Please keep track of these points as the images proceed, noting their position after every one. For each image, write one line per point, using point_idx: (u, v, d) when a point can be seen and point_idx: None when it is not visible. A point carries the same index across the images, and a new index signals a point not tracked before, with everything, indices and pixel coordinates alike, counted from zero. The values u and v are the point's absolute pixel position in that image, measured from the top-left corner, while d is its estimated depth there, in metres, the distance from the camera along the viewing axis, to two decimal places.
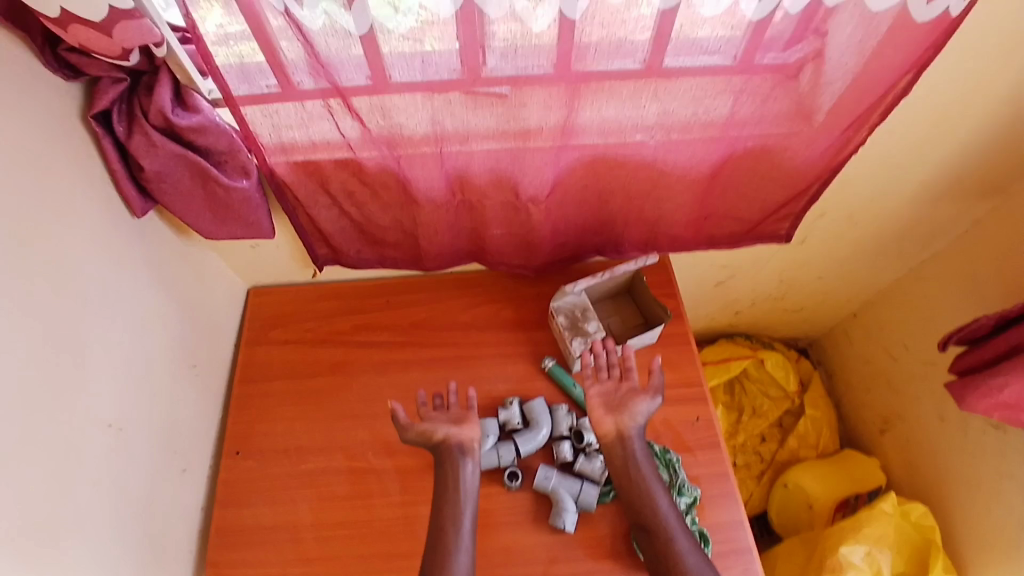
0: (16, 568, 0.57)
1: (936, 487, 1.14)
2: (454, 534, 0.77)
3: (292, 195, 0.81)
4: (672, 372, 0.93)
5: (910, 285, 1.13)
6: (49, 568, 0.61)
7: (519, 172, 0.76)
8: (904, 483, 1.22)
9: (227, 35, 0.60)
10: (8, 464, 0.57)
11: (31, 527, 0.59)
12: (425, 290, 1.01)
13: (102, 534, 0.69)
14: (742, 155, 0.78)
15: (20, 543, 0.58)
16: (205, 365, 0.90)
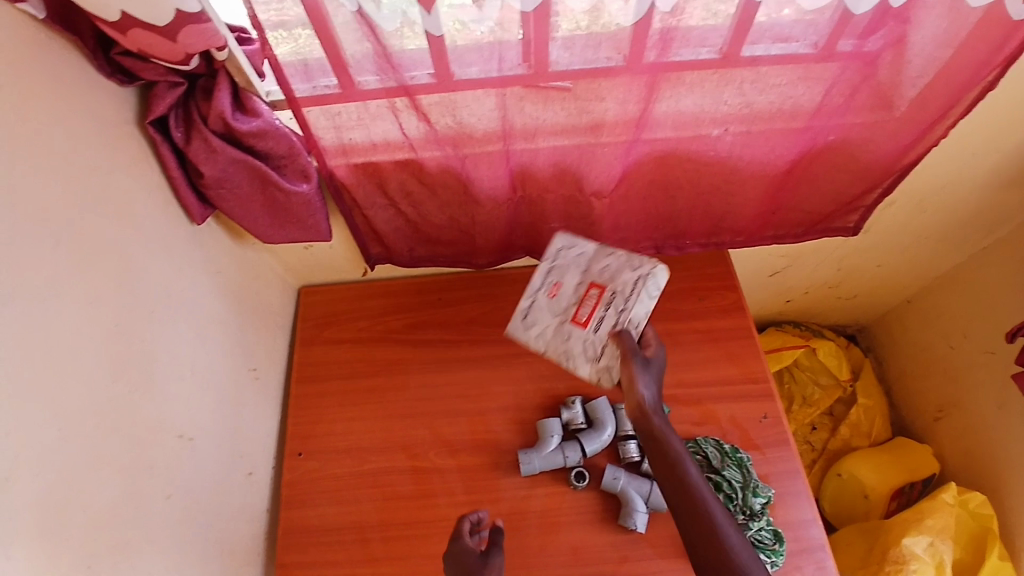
0: None
1: (992, 476, 1.10)
2: None
3: (349, 196, 0.79)
4: (736, 367, 0.91)
5: (973, 271, 1.09)
6: None
7: (586, 168, 0.73)
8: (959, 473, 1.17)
9: (283, 20, 0.56)
10: (82, 482, 0.57)
11: (105, 546, 0.59)
12: (477, 286, 1.00)
13: (172, 546, 0.68)
14: (820, 147, 0.74)
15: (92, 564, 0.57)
16: (264, 368, 0.90)
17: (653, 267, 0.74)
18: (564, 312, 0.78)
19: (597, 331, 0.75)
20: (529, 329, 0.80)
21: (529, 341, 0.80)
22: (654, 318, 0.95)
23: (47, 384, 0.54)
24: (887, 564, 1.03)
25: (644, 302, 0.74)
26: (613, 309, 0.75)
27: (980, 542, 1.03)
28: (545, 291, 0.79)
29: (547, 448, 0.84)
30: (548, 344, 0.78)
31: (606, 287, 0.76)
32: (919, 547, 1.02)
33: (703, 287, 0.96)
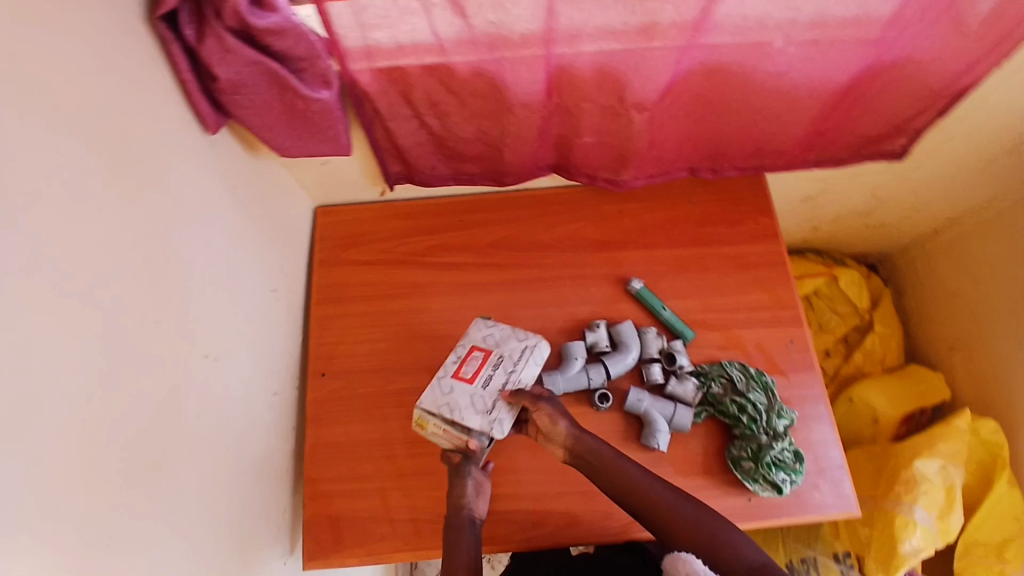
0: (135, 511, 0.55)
1: (1007, 412, 1.10)
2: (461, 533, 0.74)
3: (371, 107, 0.74)
4: (764, 293, 0.89)
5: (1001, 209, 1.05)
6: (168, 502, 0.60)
7: (633, 75, 0.67)
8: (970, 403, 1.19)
9: None
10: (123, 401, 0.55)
11: (150, 465, 0.58)
12: (501, 209, 0.96)
13: (209, 464, 0.67)
14: (887, 64, 0.69)
15: (138, 485, 0.56)
16: (283, 288, 0.88)
17: (536, 341, 0.80)
18: (456, 372, 0.79)
19: (484, 386, 0.77)
20: (432, 390, 0.78)
21: (426, 405, 0.77)
22: (684, 245, 0.92)
23: (79, 297, 0.50)
24: (897, 485, 1.06)
25: (529, 367, 0.78)
26: (501, 364, 0.78)
27: (988, 472, 1.08)
28: (452, 368, 0.79)
29: (572, 369, 0.83)
30: (434, 406, 0.76)
31: (491, 351, 0.80)
32: (931, 470, 1.04)
33: (736, 212, 0.93)
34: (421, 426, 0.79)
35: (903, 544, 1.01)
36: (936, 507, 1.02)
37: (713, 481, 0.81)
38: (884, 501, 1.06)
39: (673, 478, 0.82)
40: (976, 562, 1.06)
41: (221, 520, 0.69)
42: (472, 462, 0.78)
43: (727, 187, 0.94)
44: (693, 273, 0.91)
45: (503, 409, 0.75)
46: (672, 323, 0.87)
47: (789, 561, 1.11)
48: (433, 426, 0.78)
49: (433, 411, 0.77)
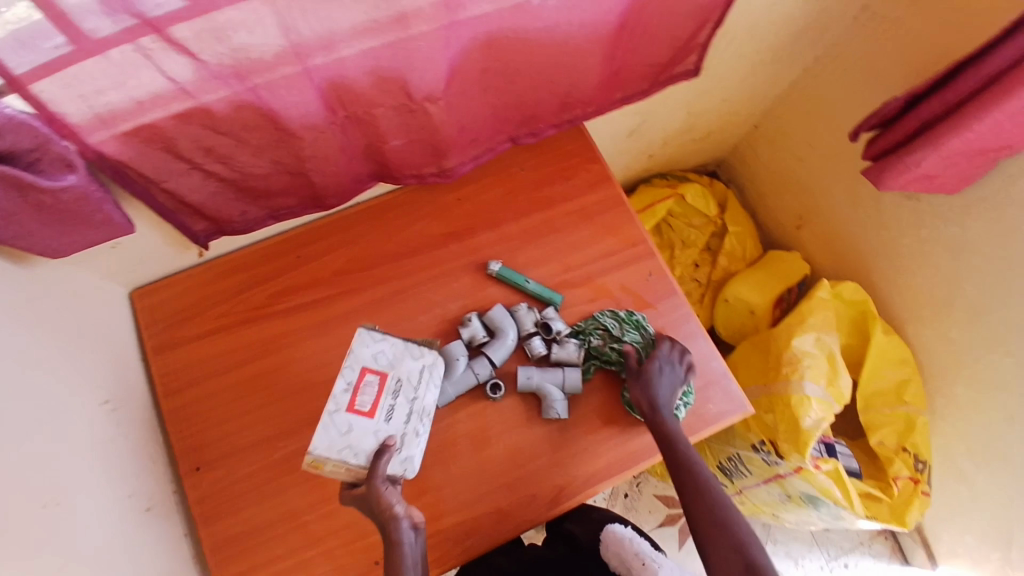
0: None
1: (859, 265, 1.23)
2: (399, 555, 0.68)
3: (136, 173, 0.65)
4: (614, 237, 0.91)
5: (808, 83, 1.14)
6: None
7: (409, 70, 0.64)
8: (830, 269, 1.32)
9: None
10: None
11: None
12: (337, 232, 0.90)
13: None
14: None
15: None
16: (120, 396, 0.77)
17: (428, 353, 0.76)
18: (352, 404, 0.71)
19: (386, 416, 0.71)
20: (330, 433, 0.69)
21: (325, 451, 0.69)
22: (529, 214, 0.92)
23: None
24: (784, 367, 1.15)
25: (428, 390, 0.75)
26: (402, 389, 0.73)
27: (862, 326, 1.19)
28: (342, 401, 0.71)
29: (456, 371, 0.82)
30: (337, 453, 0.69)
31: (388, 375, 0.73)
32: (809, 345, 1.15)
33: (567, 166, 0.94)
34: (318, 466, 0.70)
35: (805, 419, 1.09)
36: (822, 376, 1.12)
37: (620, 427, 0.84)
38: (776, 385, 1.15)
39: (584, 439, 0.83)
40: (880, 412, 1.16)
41: None
42: (382, 477, 0.69)
43: (553, 145, 0.94)
44: (545, 238, 0.91)
45: (411, 442, 0.73)
46: (540, 292, 0.87)
47: (722, 463, 1.24)
48: (332, 466, 0.70)
49: (336, 457, 0.69)
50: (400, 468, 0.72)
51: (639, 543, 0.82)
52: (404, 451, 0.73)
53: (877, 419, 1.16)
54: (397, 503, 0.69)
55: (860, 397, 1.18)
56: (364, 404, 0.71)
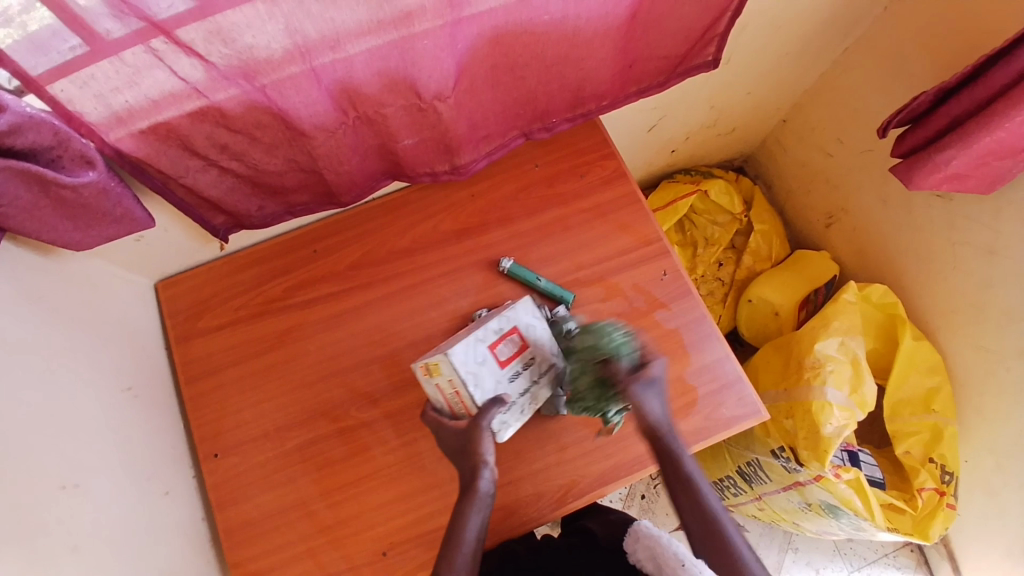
0: None
1: (891, 266, 1.18)
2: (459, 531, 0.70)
3: (154, 169, 0.67)
4: (627, 235, 0.89)
5: (836, 78, 1.10)
6: None
7: (416, 69, 0.64)
8: (857, 269, 1.28)
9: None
10: None
11: None
12: (353, 227, 0.92)
13: None
14: None
15: None
16: (142, 383, 0.80)
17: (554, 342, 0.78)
18: (494, 346, 0.73)
19: (509, 378, 0.74)
20: (469, 350, 0.72)
21: (454, 362, 0.71)
22: (539, 210, 0.90)
23: None
24: (806, 372, 1.11)
25: (546, 383, 0.78)
26: (537, 364, 0.76)
27: (890, 330, 1.15)
28: (491, 337, 0.74)
29: None
30: (461, 371, 0.71)
31: (527, 347, 0.75)
32: (832, 349, 1.11)
33: (582, 163, 0.92)
34: (433, 371, 0.74)
35: (826, 426, 1.05)
36: (844, 382, 1.08)
37: (628, 428, 0.83)
38: (797, 391, 1.11)
39: (591, 439, 0.83)
40: (907, 420, 1.10)
41: None
42: (490, 432, 0.73)
43: (568, 140, 0.93)
44: (558, 234, 0.89)
45: (515, 411, 0.77)
46: (550, 290, 0.86)
47: (740, 467, 1.22)
48: (443, 378, 0.74)
49: (458, 375, 0.71)
50: (495, 425, 0.76)
51: (678, 546, 0.70)
52: (507, 416, 0.76)
53: (902, 427, 1.10)
54: (490, 453, 0.72)
55: (886, 405, 1.12)
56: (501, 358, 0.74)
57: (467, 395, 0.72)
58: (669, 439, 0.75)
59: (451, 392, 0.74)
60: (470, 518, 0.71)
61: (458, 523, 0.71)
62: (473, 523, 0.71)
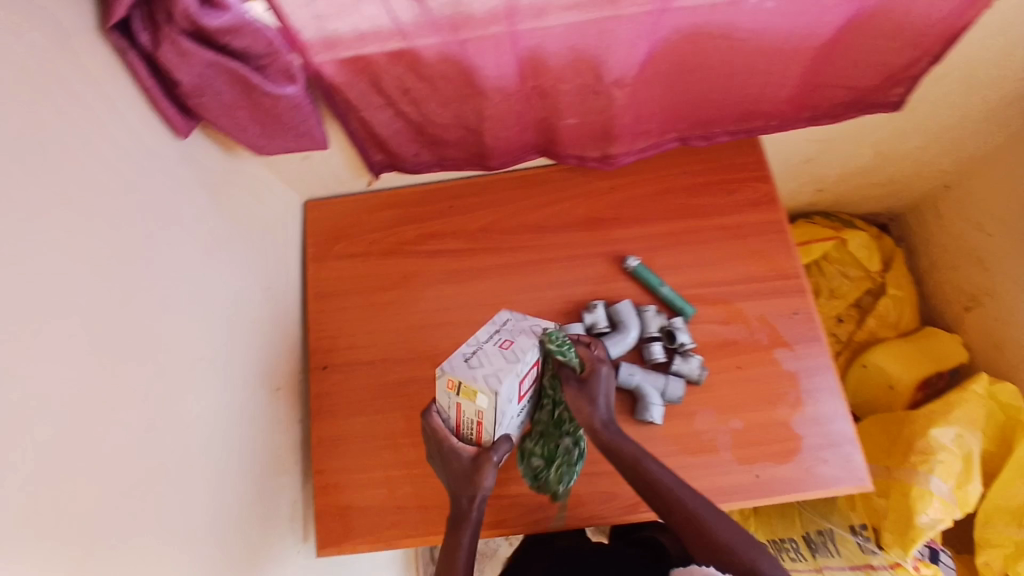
0: (135, 522, 0.56)
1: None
2: (454, 553, 0.72)
3: (342, 98, 0.72)
4: (762, 263, 0.86)
5: (1012, 147, 0.99)
6: (168, 513, 0.60)
7: (608, 52, 0.65)
8: (986, 362, 1.16)
9: None
10: (115, 416, 0.55)
11: (147, 475, 0.58)
12: (490, 193, 0.94)
13: (210, 472, 0.68)
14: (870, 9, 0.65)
15: (135, 500, 0.56)
16: (277, 287, 0.88)
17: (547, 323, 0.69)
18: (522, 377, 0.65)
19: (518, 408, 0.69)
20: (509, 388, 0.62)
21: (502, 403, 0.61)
22: (675, 218, 0.89)
23: (53, 322, 0.50)
24: (913, 455, 1.04)
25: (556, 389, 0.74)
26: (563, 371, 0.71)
27: (1009, 434, 1.04)
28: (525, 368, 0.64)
29: None
30: (499, 410, 0.62)
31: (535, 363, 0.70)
32: (946, 439, 1.03)
33: (730, 179, 0.89)
34: (465, 394, 0.62)
35: (920, 516, 0.98)
36: (951, 475, 1.00)
37: (717, 457, 0.81)
38: (897, 471, 1.04)
39: (676, 456, 0.81)
40: (997, 529, 1.02)
41: (225, 523, 0.69)
42: (496, 463, 0.70)
43: (721, 153, 0.90)
44: (688, 245, 0.88)
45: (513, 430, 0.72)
46: (670, 298, 0.85)
47: (805, 535, 1.09)
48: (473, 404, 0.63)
49: (494, 415, 0.63)
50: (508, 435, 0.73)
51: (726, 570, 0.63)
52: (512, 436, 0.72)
53: (991, 537, 1.02)
54: (490, 485, 0.70)
55: (979, 508, 1.04)
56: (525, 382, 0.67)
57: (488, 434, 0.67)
58: (620, 446, 0.72)
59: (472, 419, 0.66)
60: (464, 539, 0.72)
61: (459, 542, 0.72)
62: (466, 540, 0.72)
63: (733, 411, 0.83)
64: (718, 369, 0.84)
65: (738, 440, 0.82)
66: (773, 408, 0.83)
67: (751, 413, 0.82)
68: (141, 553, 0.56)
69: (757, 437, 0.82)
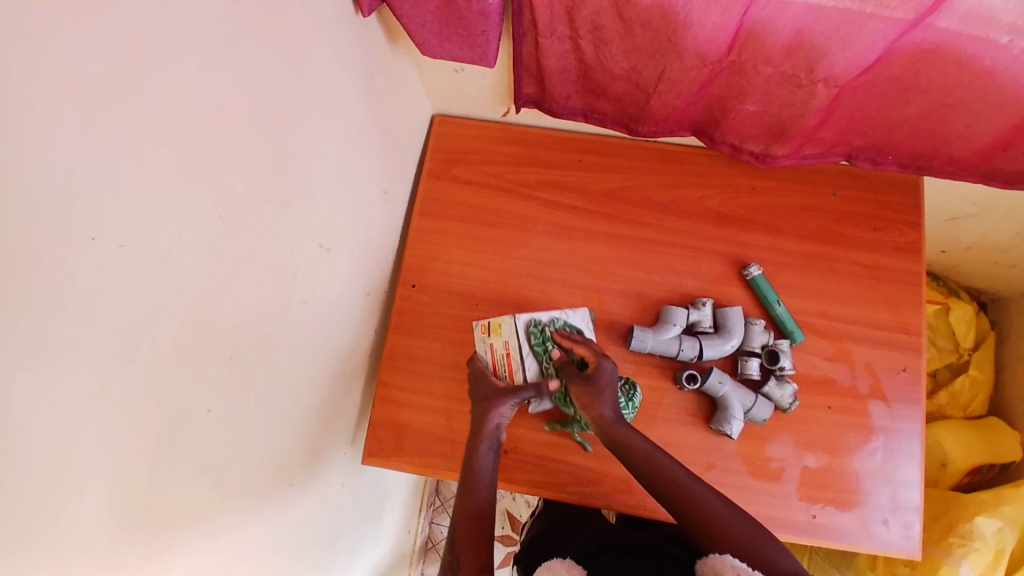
0: (230, 385, 0.55)
1: None
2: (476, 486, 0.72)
3: (530, 17, 0.68)
4: (889, 312, 0.83)
5: None
6: (259, 384, 0.60)
7: (837, 46, 0.61)
8: None
9: None
10: (238, 279, 0.54)
11: (251, 345, 0.58)
12: (625, 158, 0.90)
13: (300, 357, 0.67)
14: None
15: (236, 364, 0.56)
16: (393, 192, 0.87)
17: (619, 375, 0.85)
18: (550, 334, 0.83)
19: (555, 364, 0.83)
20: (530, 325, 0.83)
21: (515, 326, 0.83)
22: (812, 239, 0.86)
23: (210, 168, 0.48)
24: (950, 536, 0.98)
25: None
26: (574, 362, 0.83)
27: None
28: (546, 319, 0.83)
29: (666, 333, 0.80)
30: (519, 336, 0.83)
31: None
32: (987, 529, 0.96)
33: (880, 216, 0.86)
34: (492, 330, 0.84)
35: None
36: (981, 565, 0.94)
37: (779, 488, 0.79)
38: (928, 547, 0.99)
39: (741, 474, 0.80)
40: None
41: (299, 410, 0.70)
42: (518, 398, 0.76)
43: (879, 184, 0.86)
44: (818, 271, 0.85)
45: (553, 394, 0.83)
46: (781, 319, 0.82)
47: None
48: (500, 339, 0.84)
49: (515, 338, 0.83)
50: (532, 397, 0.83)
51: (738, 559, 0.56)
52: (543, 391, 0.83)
53: None
54: (506, 412, 0.76)
55: None
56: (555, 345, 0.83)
57: (513, 355, 0.82)
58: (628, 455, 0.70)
59: (502, 353, 0.83)
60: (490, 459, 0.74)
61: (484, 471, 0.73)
62: (493, 467, 0.74)
63: (811, 448, 0.80)
64: (807, 403, 0.81)
65: (806, 478, 0.79)
66: (848, 457, 0.80)
67: (830, 456, 0.80)
68: (230, 420, 0.57)
69: (823, 480, 0.79)
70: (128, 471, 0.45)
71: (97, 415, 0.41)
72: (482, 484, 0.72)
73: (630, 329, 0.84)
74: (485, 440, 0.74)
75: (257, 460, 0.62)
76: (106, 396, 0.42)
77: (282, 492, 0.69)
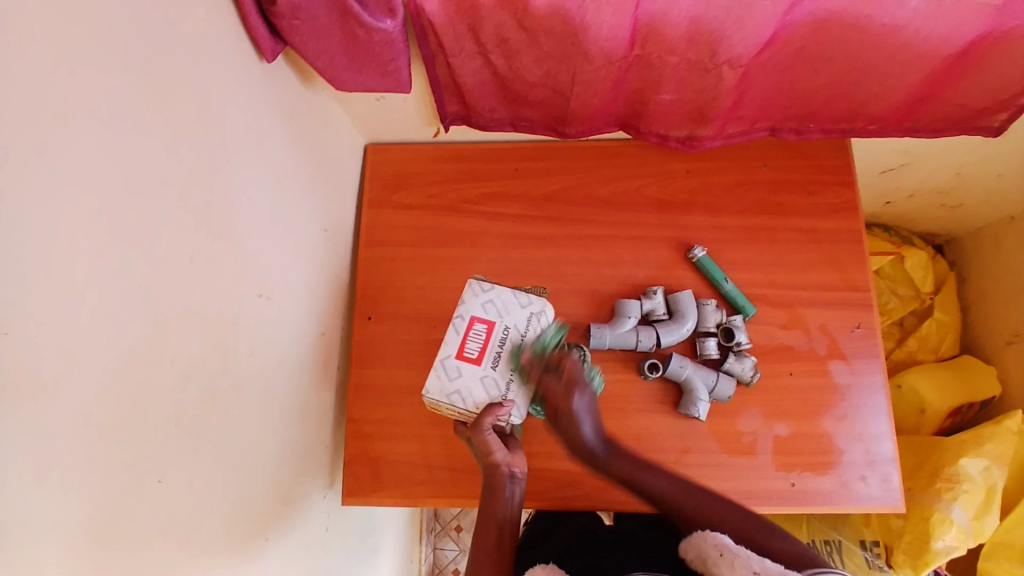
0: (180, 445, 0.55)
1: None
2: (495, 512, 0.71)
3: (436, 40, 0.69)
4: (836, 272, 0.85)
5: None
6: (212, 440, 0.60)
7: (732, 28, 0.62)
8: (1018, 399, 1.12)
9: None
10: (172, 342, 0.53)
11: (198, 405, 0.57)
12: (560, 161, 0.92)
13: (254, 407, 0.67)
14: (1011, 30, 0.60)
15: (183, 427, 0.55)
16: (334, 228, 0.87)
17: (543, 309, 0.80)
18: (462, 351, 0.79)
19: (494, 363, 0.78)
20: (445, 379, 0.78)
21: (441, 388, 0.78)
22: (752, 213, 0.87)
23: (125, 236, 0.48)
24: (938, 481, 0.99)
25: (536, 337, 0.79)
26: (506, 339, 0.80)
27: None
28: (455, 346, 0.79)
29: (621, 326, 0.81)
30: (451, 387, 0.78)
31: (494, 325, 0.80)
32: (974, 470, 0.97)
33: (814, 181, 0.87)
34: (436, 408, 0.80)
35: (935, 541, 0.95)
36: (972, 506, 0.96)
37: (754, 460, 0.80)
38: (920, 494, 1.00)
39: (715, 453, 0.81)
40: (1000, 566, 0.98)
41: (263, 461, 0.70)
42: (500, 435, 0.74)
43: (808, 150, 0.88)
44: (762, 243, 0.86)
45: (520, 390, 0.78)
46: (731, 296, 0.83)
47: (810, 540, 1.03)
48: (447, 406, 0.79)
49: (453, 394, 0.78)
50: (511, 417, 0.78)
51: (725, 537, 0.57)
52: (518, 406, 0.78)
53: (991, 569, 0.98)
54: (499, 451, 0.74)
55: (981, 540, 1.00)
56: (470, 349, 0.79)
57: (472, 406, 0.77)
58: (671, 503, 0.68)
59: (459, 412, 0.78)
60: (504, 484, 0.73)
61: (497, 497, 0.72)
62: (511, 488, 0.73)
63: (779, 416, 0.81)
64: (770, 373, 0.83)
65: (778, 446, 0.81)
66: (817, 420, 0.81)
67: (798, 421, 0.81)
68: (187, 485, 0.56)
69: (797, 445, 0.81)
70: (84, 551, 0.44)
71: (39, 504, 0.41)
72: (500, 506, 0.72)
73: (587, 328, 0.85)
74: (494, 469, 0.74)
75: (223, 518, 0.62)
76: (47, 483, 0.41)
77: (260, 547, 0.68)
